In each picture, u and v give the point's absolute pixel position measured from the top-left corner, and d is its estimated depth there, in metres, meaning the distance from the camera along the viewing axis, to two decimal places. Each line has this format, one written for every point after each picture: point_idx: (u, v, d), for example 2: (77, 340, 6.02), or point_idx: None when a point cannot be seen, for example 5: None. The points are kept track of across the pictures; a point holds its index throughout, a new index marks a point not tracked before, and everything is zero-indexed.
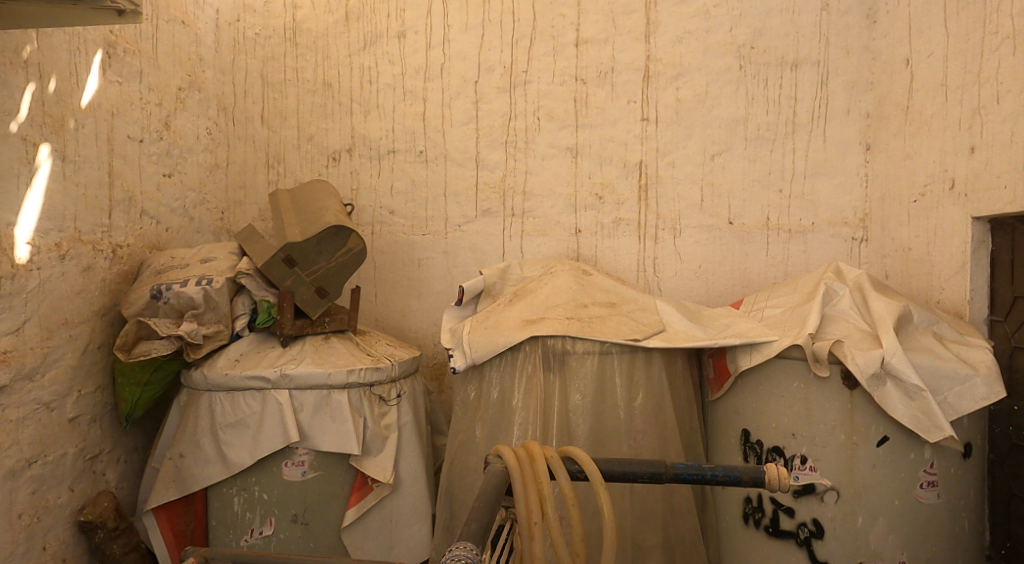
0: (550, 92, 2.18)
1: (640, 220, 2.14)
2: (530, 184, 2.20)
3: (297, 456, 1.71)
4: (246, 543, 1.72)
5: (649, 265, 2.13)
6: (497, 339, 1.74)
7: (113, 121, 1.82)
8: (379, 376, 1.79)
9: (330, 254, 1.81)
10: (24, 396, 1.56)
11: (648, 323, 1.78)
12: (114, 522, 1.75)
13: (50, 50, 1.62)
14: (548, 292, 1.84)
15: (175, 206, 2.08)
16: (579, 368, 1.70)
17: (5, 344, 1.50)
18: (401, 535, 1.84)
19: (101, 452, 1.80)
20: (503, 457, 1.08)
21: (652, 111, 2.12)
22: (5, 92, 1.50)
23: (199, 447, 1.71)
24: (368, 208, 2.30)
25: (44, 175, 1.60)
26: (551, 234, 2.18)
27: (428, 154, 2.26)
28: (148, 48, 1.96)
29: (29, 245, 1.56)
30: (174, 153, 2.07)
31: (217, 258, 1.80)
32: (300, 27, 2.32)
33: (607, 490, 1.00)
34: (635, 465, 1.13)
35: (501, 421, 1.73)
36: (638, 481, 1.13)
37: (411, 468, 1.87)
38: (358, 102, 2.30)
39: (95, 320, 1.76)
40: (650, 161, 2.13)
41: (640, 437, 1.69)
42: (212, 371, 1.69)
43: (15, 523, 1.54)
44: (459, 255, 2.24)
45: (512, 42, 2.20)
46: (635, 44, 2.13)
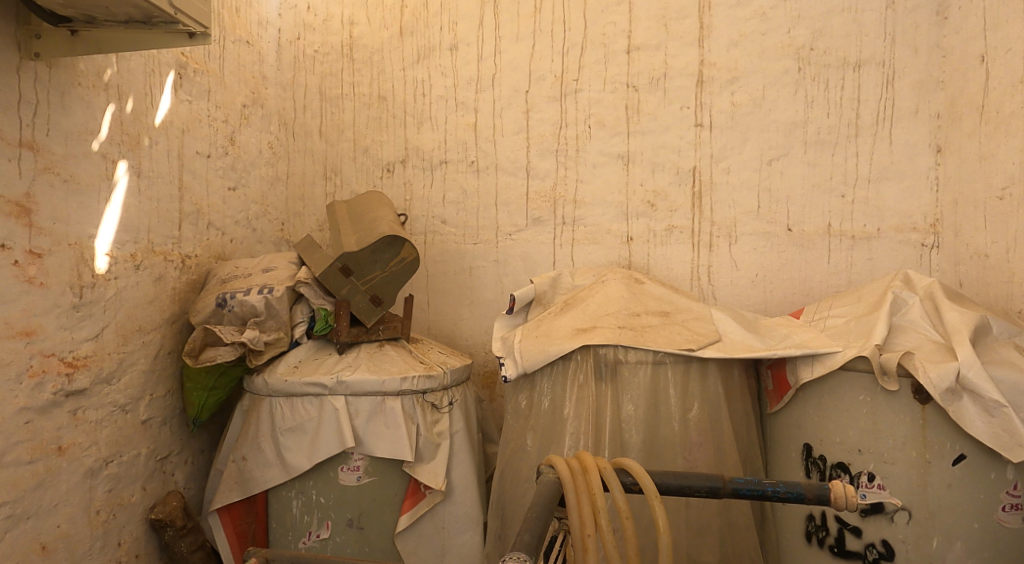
0: (602, 99, 2.17)
1: (694, 227, 2.10)
2: (581, 193, 2.19)
3: (353, 461, 1.75)
4: (304, 545, 1.76)
5: (703, 273, 2.09)
6: (549, 348, 1.73)
7: (184, 138, 1.92)
8: (432, 384, 1.82)
9: (385, 263, 1.85)
10: (102, 399, 1.66)
11: (703, 332, 1.74)
12: (182, 521, 1.83)
13: (127, 73, 1.72)
14: (600, 301, 1.83)
15: (239, 218, 2.18)
16: (631, 378, 1.68)
17: (85, 349, 1.60)
18: (452, 542, 1.85)
19: (171, 454, 1.89)
20: (555, 468, 1.08)
21: (705, 116, 2.09)
22: (88, 112, 1.60)
23: (260, 450, 1.77)
24: (421, 217, 2.34)
25: (121, 190, 1.70)
26: (601, 241, 2.17)
27: (480, 164, 2.28)
28: (216, 67, 2.06)
29: (107, 256, 1.66)
30: (239, 167, 2.17)
31: (278, 267, 1.87)
32: (356, 43, 2.40)
33: (662, 503, 0.99)
34: (692, 479, 1.10)
35: (552, 431, 1.73)
36: (695, 496, 1.12)
37: (462, 475, 1.88)
38: (412, 115, 2.35)
39: (166, 327, 1.85)
40: (704, 167, 2.09)
41: (696, 450, 1.65)
42: (272, 377, 1.75)
43: (93, 519, 1.63)
44: (510, 264, 2.25)
45: (562, 51, 2.20)
46: (688, 49, 2.10)
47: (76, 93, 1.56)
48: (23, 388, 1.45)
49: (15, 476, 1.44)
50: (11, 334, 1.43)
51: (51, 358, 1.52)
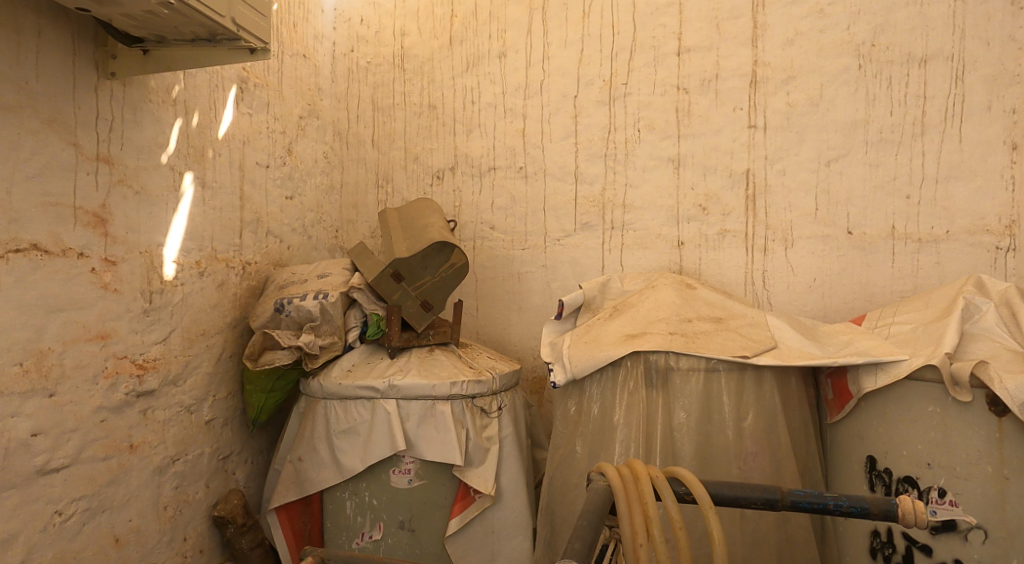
0: (651, 103, 2.15)
1: (748, 231, 2.05)
2: (631, 197, 2.17)
3: (404, 464, 1.78)
4: (357, 546, 1.80)
5: (758, 278, 2.04)
6: (598, 354, 1.72)
7: (245, 150, 2.01)
8: (481, 389, 1.83)
9: (435, 269, 1.88)
10: (170, 399, 1.74)
11: (758, 338, 1.69)
12: (243, 519, 1.89)
13: (193, 88, 1.80)
14: (651, 307, 1.80)
15: (296, 225, 2.25)
16: (683, 385, 1.65)
17: (155, 352, 1.68)
18: (502, 547, 1.85)
19: (232, 453, 1.96)
20: (605, 475, 1.06)
21: (759, 117, 2.03)
22: (158, 127, 1.69)
23: (315, 452, 1.81)
24: (470, 223, 2.37)
25: (187, 201, 1.79)
26: (652, 246, 2.14)
27: (528, 170, 2.29)
28: (275, 81, 2.14)
29: (175, 263, 1.75)
30: (296, 176, 2.25)
31: (332, 273, 1.92)
32: (408, 53, 2.45)
33: (717, 514, 0.96)
34: (748, 490, 1.07)
35: (602, 438, 1.71)
36: (752, 507, 1.08)
37: (512, 481, 1.88)
38: (461, 122, 2.38)
39: (228, 331, 1.93)
40: (758, 169, 2.04)
41: (751, 460, 1.61)
42: (327, 380, 1.80)
43: (161, 514, 1.72)
44: (559, 269, 2.25)
45: (611, 56, 2.19)
46: (741, 49, 2.05)
47: (147, 109, 1.65)
48: (99, 388, 1.54)
49: (91, 471, 1.52)
50: (88, 337, 1.51)
51: (124, 360, 1.60)
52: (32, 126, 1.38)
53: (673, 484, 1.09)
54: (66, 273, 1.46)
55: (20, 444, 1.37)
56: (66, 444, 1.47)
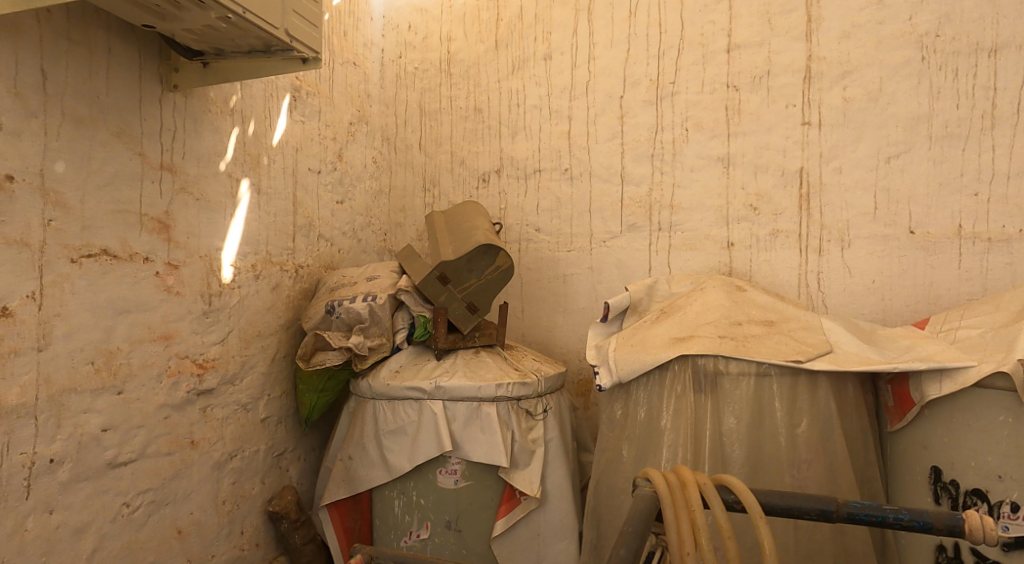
0: (699, 102, 2.10)
1: (801, 231, 1.98)
2: (678, 198, 2.13)
3: (450, 464, 1.79)
4: (405, 544, 1.82)
5: (812, 280, 1.97)
6: (645, 357, 1.70)
7: (297, 156, 2.07)
8: (526, 391, 1.83)
9: (481, 271, 1.89)
10: (228, 398, 1.80)
11: (812, 343, 1.63)
12: (296, 514, 1.95)
13: (250, 98, 1.87)
14: (699, 310, 1.77)
15: (346, 229, 2.31)
16: (733, 390, 1.61)
17: (213, 352, 1.75)
18: (548, 550, 1.85)
19: (286, 450, 2.02)
20: (651, 481, 1.04)
21: (814, 114, 1.97)
22: (216, 136, 1.76)
23: (365, 451, 1.85)
24: (515, 225, 2.38)
25: (244, 206, 1.86)
26: (700, 247, 2.10)
27: (574, 171, 2.28)
28: (326, 89, 2.20)
29: (232, 267, 1.81)
30: (346, 181, 2.30)
31: (381, 275, 1.95)
32: (454, 58, 2.48)
33: (767, 523, 0.93)
34: (801, 500, 1.03)
35: (649, 442, 1.68)
36: (806, 518, 1.04)
37: (557, 483, 1.87)
38: (507, 125, 2.39)
39: (281, 332, 1.99)
40: (812, 168, 1.97)
41: (805, 468, 1.56)
42: (376, 381, 1.83)
43: (220, 508, 1.78)
44: (605, 271, 2.23)
45: (658, 55, 2.16)
46: (794, 44, 1.99)
47: (207, 119, 1.73)
48: (162, 386, 1.61)
49: (156, 465, 1.60)
50: (153, 337, 1.58)
51: (185, 360, 1.67)
52: (103, 138, 1.45)
53: (722, 492, 1.06)
54: (133, 276, 1.53)
55: (92, 438, 1.44)
56: (133, 440, 1.54)
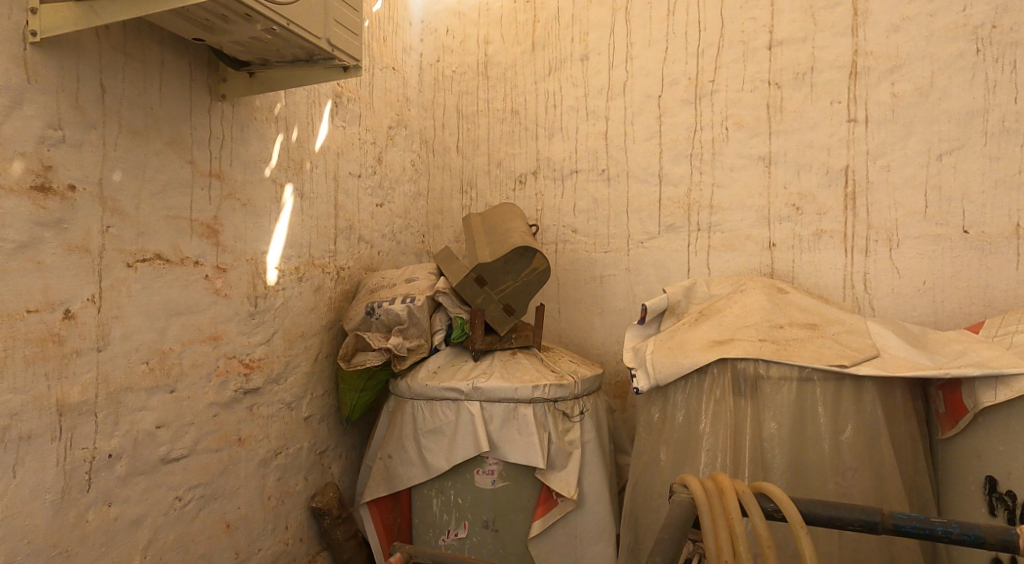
0: (740, 100, 2.06)
1: (847, 231, 1.93)
2: (718, 198, 2.10)
3: (488, 465, 1.80)
4: (443, 543, 1.85)
5: (858, 281, 1.91)
6: (683, 360, 1.68)
7: (339, 161, 2.11)
8: (563, 393, 1.83)
9: (518, 273, 1.89)
10: (273, 397, 1.86)
11: (857, 347, 1.59)
12: (338, 511, 2.00)
13: (293, 105, 1.92)
14: (739, 312, 1.73)
15: (385, 231, 2.35)
16: (774, 394, 1.58)
17: (259, 352, 1.81)
18: (585, 551, 1.85)
19: (328, 448, 2.07)
20: (688, 486, 1.03)
21: (860, 111, 1.91)
22: (262, 143, 1.81)
23: (403, 450, 1.88)
24: (552, 227, 2.38)
25: (288, 210, 1.91)
26: (740, 248, 2.06)
27: (611, 172, 2.27)
28: (366, 94, 2.23)
29: (277, 270, 1.86)
30: (385, 184, 2.34)
31: (419, 277, 1.97)
32: (491, 60, 2.49)
33: (808, 533, 0.90)
34: (844, 510, 1.00)
35: (687, 446, 1.66)
36: (849, 529, 1.00)
37: (594, 486, 1.87)
38: (544, 126, 2.39)
39: (323, 333, 2.04)
40: (858, 166, 1.92)
41: (850, 475, 1.51)
42: (414, 381, 1.86)
43: (266, 503, 1.84)
44: (643, 272, 2.21)
45: (697, 53, 2.13)
46: (839, 39, 1.94)
47: (253, 126, 1.78)
48: (211, 385, 1.67)
49: (205, 461, 1.65)
50: (202, 338, 1.64)
51: (233, 359, 1.73)
52: (156, 148, 1.51)
53: (761, 500, 1.04)
54: (184, 280, 1.59)
55: (146, 435, 1.51)
56: (184, 437, 1.60)
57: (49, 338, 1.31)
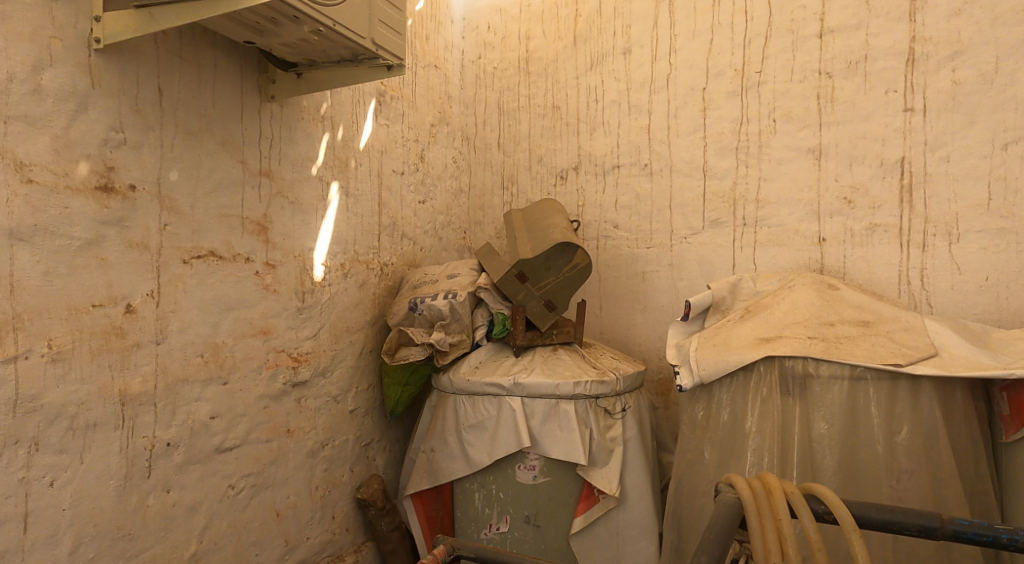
0: (788, 90, 2.00)
1: (903, 225, 1.85)
2: (765, 191, 2.04)
3: (529, 460, 1.81)
4: (485, 537, 1.86)
5: (914, 277, 1.83)
6: (728, 358, 1.64)
7: (382, 158, 2.14)
8: (605, 389, 1.82)
9: (559, 269, 1.89)
10: (320, 390, 1.90)
11: (913, 345, 1.53)
12: (382, 502, 2.03)
13: (338, 105, 1.95)
14: (787, 309, 1.69)
15: (428, 228, 2.37)
16: (824, 394, 1.53)
17: (307, 346, 1.85)
18: (628, 549, 1.83)
19: (372, 441, 2.11)
20: (735, 486, 1.00)
21: (917, 100, 1.83)
22: (309, 142, 1.86)
23: (446, 444, 1.90)
24: (593, 222, 2.36)
25: (333, 208, 1.95)
26: (788, 243, 2.01)
27: (654, 167, 2.23)
28: (409, 92, 2.26)
29: (323, 266, 1.90)
30: (428, 181, 2.37)
31: (461, 273, 1.99)
32: (532, 56, 2.48)
33: (861, 536, 0.87)
34: (900, 514, 0.96)
35: (732, 445, 1.63)
36: (905, 534, 0.97)
37: (636, 483, 1.85)
38: (585, 121, 2.37)
39: (368, 328, 2.07)
40: (915, 157, 1.84)
41: (906, 478, 1.46)
42: (457, 377, 1.88)
43: (314, 493, 1.89)
44: (686, 268, 2.17)
45: (743, 43, 2.07)
46: (895, 25, 1.86)
47: (300, 126, 1.82)
48: (262, 378, 1.72)
49: (257, 452, 1.71)
50: (253, 332, 1.69)
51: (282, 353, 1.78)
52: (210, 148, 1.56)
53: (812, 502, 1.01)
54: (236, 276, 1.64)
55: (202, 425, 1.56)
56: (237, 427, 1.65)
57: (112, 331, 1.37)
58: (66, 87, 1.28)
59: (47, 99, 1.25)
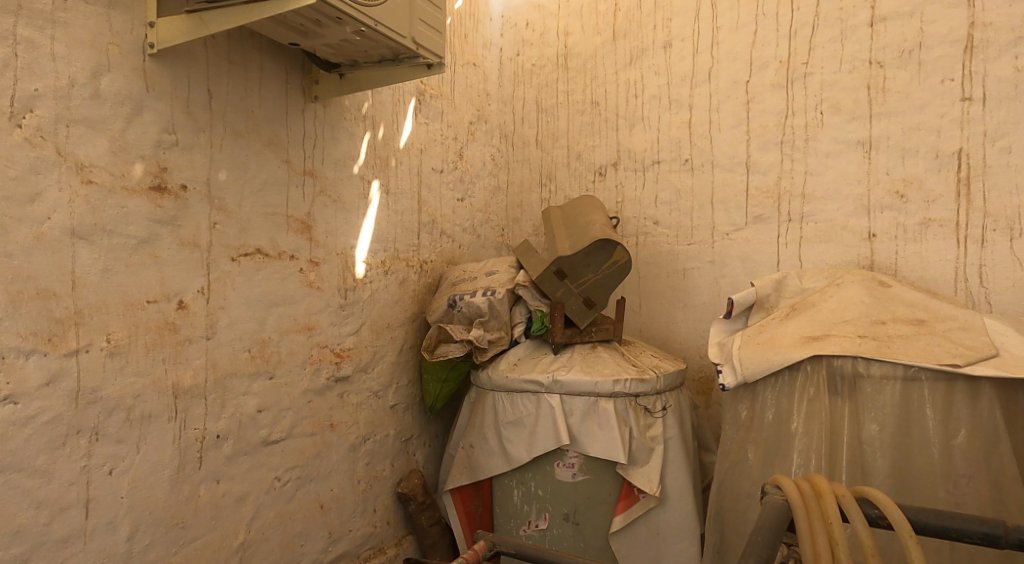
0: (836, 82, 1.94)
1: (959, 220, 1.77)
2: (811, 186, 1.98)
3: (568, 457, 1.80)
4: (524, 533, 1.86)
5: (971, 274, 1.75)
6: (773, 356, 1.60)
7: (422, 157, 2.16)
8: (645, 387, 1.80)
9: (598, 266, 1.88)
10: (361, 385, 1.94)
11: (972, 345, 1.46)
12: (422, 497, 2.06)
13: (379, 104, 1.98)
14: (835, 307, 1.63)
15: (466, 225, 2.38)
16: (875, 394, 1.48)
17: (349, 342, 1.89)
18: (668, 549, 1.81)
19: (413, 436, 2.14)
20: (782, 488, 0.98)
21: (976, 89, 1.75)
22: (350, 141, 1.89)
23: (485, 440, 1.91)
24: (633, 219, 2.33)
25: (374, 206, 1.97)
26: (836, 239, 1.94)
27: (695, 162, 2.19)
28: (448, 91, 2.27)
29: (364, 263, 1.93)
30: (466, 179, 2.38)
31: (499, 270, 1.99)
32: (571, 52, 2.47)
33: (918, 542, 0.84)
34: (960, 521, 0.92)
35: (778, 446, 1.59)
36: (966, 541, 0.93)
37: (677, 483, 1.83)
38: (625, 117, 2.34)
39: (408, 324, 2.10)
40: (973, 148, 1.75)
41: (963, 483, 1.40)
42: (495, 373, 1.89)
43: (356, 486, 1.92)
44: (728, 265, 2.13)
45: (789, 34, 2.02)
46: (951, 11, 1.78)
47: (342, 126, 1.85)
48: (306, 372, 1.76)
49: (301, 445, 1.75)
50: (298, 328, 1.73)
51: (325, 349, 1.81)
52: (256, 148, 1.60)
53: (865, 506, 0.98)
54: (281, 273, 1.68)
55: (249, 418, 1.61)
56: (282, 421, 1.70)
57: (165, 326, 1.42)
58: (123, 92, 1.32)
59: (106, 104, 1.30)
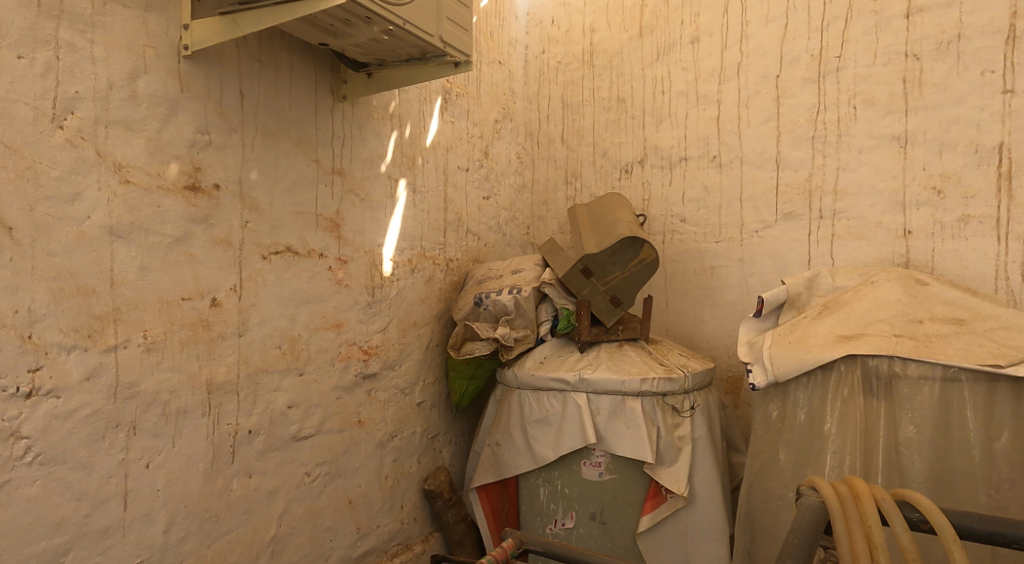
0: (870, 75, 1.89)
1: (1000, 216, 1.72)
2: (843, 182, 1.94)
3: (595, 456, 1.79)
4: (551, 531, 1.86)
5: (1012, 272, 1.70)
6: (805, 356, 1.57)
7: (448, 155, 2.17)
8: (673, 387, 1.79)
9: (625, 263, 1.86)
10: (389, 382, 1.95)
11: (1015, 345, 1.41)
12: (449, 494, 2.07)
13: (405, 103, 1.99)
14: (869, 305, 1.59)
15: (491, 224, 2.39)
16: (913, 395, 1.45)
17: (376, 340, 1.90)
18: (696, 550, 1.79)
19: (439, 433, 2.15)
20: (818, 490, 0.96)
21: (1019, 81, 1.69)
22: (377, 140, 1.90)
23: (511, 438, 1.91)
24: (660, 216, 2.30)
25: (401, 204, 1.99)
26: (869, 236, 1.90)
27: (723, 159, 2.16)
28: (474, 89, 2.27)
29: (391, 261, 1.95)
30: (491, 177, 2.38)
31: (525, 269, 1.99)
32: (597, 48, 2.45)
33: (961, 546, 0.81)
34: (1006, 525, 0.89)
35: (810, 447, 1.56)
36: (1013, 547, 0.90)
37: (705, 483, 1.81)
38: (651, 113, 2.32)
39: (434, 322, 2.11)
40: (1015, 142, 1.69)
41: (1005, 488, 1.37)
42: (522, 371, 1.88)
43: (384, 482, 1.94)
44: (758, 263, 2.09)
45: (821, 27, 1.97)
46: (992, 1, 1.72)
47: (369, 125, 1.87)
48: (335, 369, 1.78)
49: (330, 441, 1.77)
50: (326, 326, 1.75)
51: (353, 346, 1.83)
52: (286, 148, 1.62)
53: (905, 509, 0.95)
54: (310, 271, 1.70)
55: (280, 414, 1.64)
56: (312, 417, 1.72)
57: (199, 323, 1.45)
58: (158, 93, 1.35)
59: (142, 105, 1.33)
